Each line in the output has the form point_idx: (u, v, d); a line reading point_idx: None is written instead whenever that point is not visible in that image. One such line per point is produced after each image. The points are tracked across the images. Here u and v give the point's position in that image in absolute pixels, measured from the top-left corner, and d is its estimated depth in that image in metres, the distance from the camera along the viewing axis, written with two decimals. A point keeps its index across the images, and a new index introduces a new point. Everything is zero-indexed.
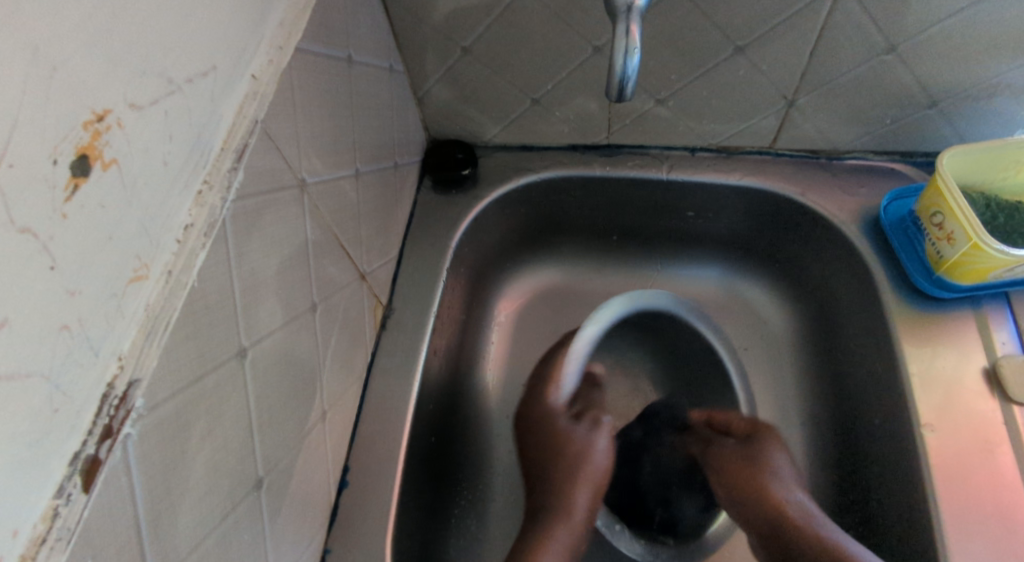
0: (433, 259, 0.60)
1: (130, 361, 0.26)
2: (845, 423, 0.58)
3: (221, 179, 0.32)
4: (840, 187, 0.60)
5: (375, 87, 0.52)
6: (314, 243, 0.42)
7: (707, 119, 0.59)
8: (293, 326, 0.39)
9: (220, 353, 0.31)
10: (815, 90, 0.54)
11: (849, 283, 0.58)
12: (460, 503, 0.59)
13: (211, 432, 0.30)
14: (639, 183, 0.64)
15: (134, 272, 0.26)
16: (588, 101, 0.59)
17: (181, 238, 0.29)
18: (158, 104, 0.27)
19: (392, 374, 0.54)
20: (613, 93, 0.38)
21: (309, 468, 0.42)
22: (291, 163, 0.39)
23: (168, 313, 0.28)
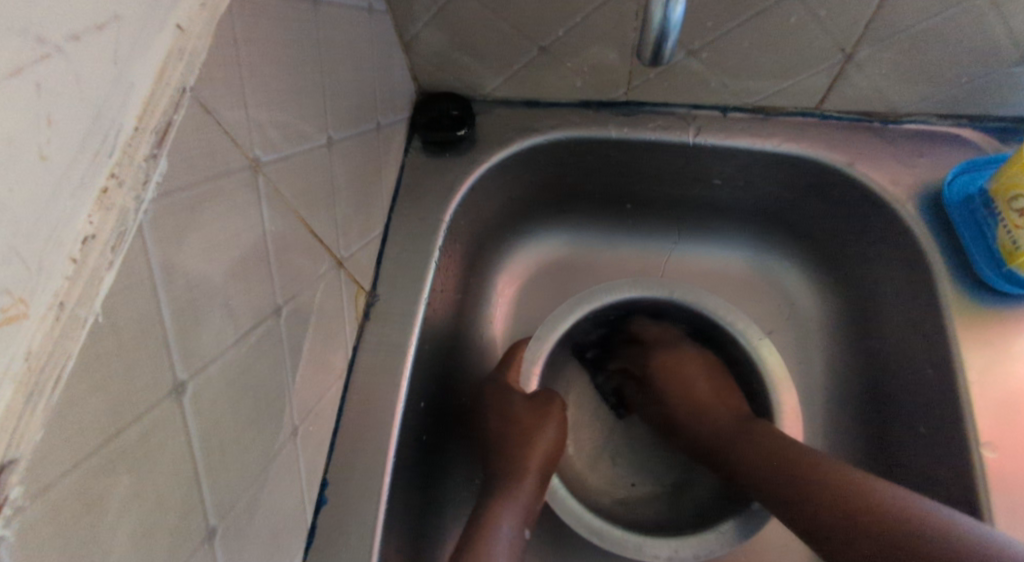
0: (423, 236, 0.53)
1: (4, 434, 0.19)
2: (875, 423, 0.53)
3: (135, 172, 0.24)
4: (894, 157, 0.52)
5: (352, 34, 0.43)
6: (274, 235, 0.35)
7: (746, 74, 0.50)
8: (249, 340, 0.33)
9: (142, 398, 0.25)
10: (879, 42, 0.45)
11: (897, 269, 0.51)
12: (456, 498, 0.54)
13: (136, 497, 0.24)
14: (661, 148, 0.55)
15: (2, 313, 0.19)
16: (607, 51, 0.50)
17: (79, 257, 0.22)
18: (21, 75, 0.20)
19: (377, 372, 0.47)
20: (647, 56, 0.31)
21: (277, 493, 0.37)
22: (239, 139, 0.31)
23: (60, 360, 0.21)
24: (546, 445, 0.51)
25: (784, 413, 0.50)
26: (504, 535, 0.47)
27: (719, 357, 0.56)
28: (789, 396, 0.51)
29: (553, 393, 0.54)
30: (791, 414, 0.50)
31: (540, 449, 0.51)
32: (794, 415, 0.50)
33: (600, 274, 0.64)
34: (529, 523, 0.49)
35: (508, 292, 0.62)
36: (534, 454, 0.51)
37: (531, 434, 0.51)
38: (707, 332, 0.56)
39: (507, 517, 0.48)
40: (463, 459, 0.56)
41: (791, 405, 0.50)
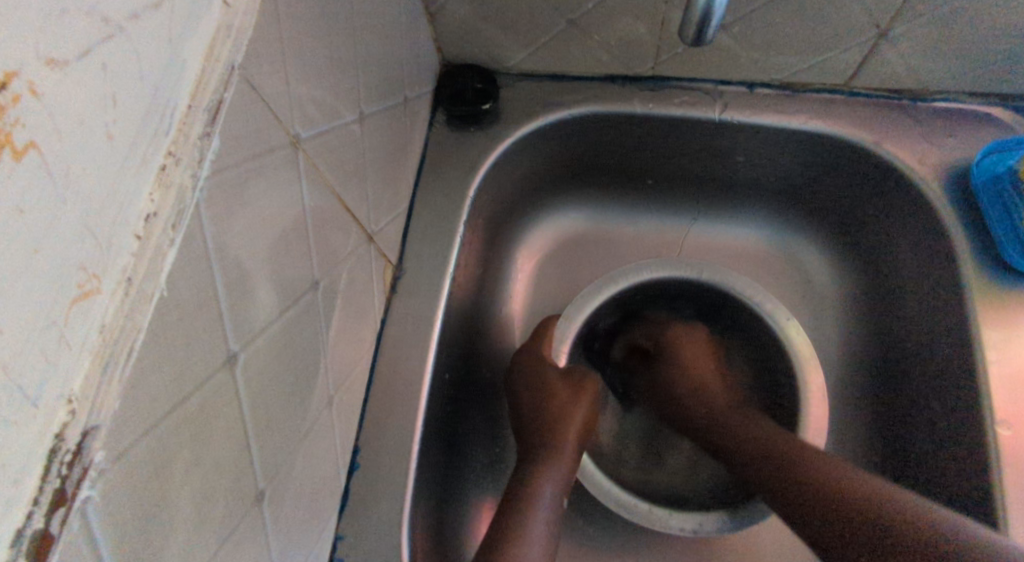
0: (448, 209, 0.53)
1: (85, 403, 0.20)
2: (890, 397, 0.54)
3: (191, 150, 0.24)
4: (922, 136, 0.51)
5: (383, 6, 0.42)
6: (312, 210, 0.35)
7: (776, 49, 0.50)
8: (290, 313, 0.34)
9: (201, 368, 0.26)
10: (915, 18, 0.45)
11: (921, 249, 0.51)
12: (478, 464, 0.56)
13: (196, 461, 0.26)
14: (687, 124, 0.55)
15: (79, 289, 0.20)
16: (636, 24, 0.50)
17: (143, 233, 0.22)
18: (90, 57, 0.20)
19: (404, 344, 0.48)
20: (689, 36, 0.31)
21: (316, 459, 0.38)
22: (280, 115, 0.31)
23: (131, 335, 0.22)
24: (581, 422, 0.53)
25: (812, 400, 0.51)
26: (546, 500, 0.47)
27: (747, 338, 0.57)
28: (816, 378, 0.51)
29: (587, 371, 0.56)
30: (818, 400, 0.51)
31: (576, 423, 0.52)
32: (819, 400, 0.51)
33: (620, 250, 0.64)
34: (568, 489, 0.49)
35: (528, 266, 0.63)
36: (570, 429, 0.52)
37: (569, 410, 0.53)
38: (735, 314, 0.56)
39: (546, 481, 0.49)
40: (484, 427, 0.57)
41: (818, 389, 0.51)
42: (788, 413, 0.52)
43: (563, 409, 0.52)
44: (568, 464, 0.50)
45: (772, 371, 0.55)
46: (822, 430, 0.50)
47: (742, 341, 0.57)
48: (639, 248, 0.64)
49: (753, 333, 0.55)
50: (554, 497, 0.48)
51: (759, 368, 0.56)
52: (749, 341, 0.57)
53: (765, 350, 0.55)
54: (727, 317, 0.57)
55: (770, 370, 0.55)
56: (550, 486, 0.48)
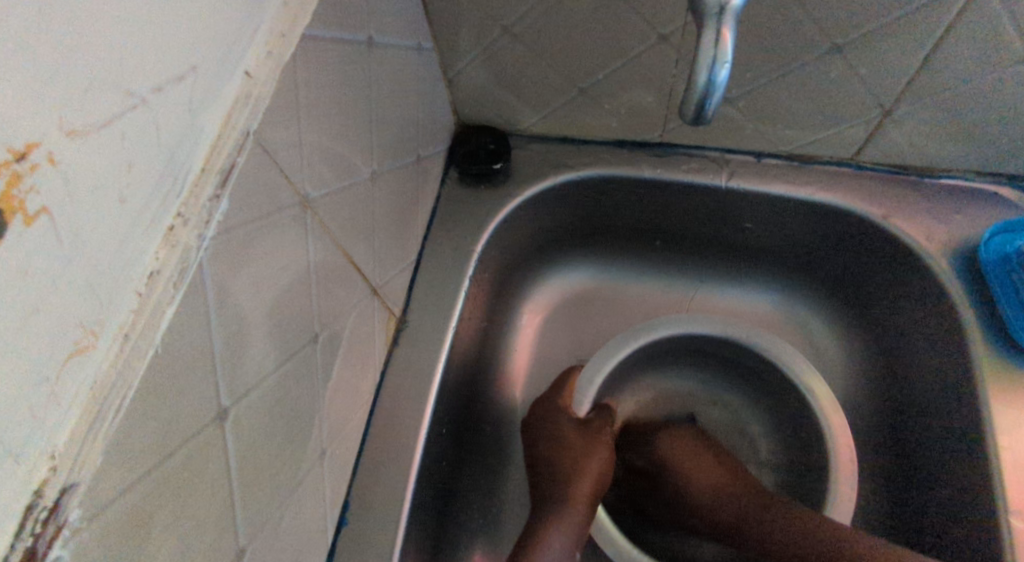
0: (454, 264, 0.54)
1: (68, 460, 0.20)
2: (901, 474, 0.53)
3: (199, 212, 0.25)
4: (930, 212, 0.51)
5: (400, 72, 0.44)
6: (317, 266, 0.36)
7: (783, 123, 0.51)
8: (287, 367, 0.34)
9: (191, 424, 0.26)
10: (919, 99, 0.46)
11: (932, 324, 0.50)
12: (471, 522, 0.54)
13: (175, 519, 0.26)
14: (694, 189, 0.56)
15: (75, 344, 0.21)
16: (644, 95, 0.51)
17: (143, 291, 0.23)
18: (111, 127, 0.21)
19: (402, 397, 0.48)
20: (689, 114, 0.31)
21: (303, 515, 0.38)
22: (292, 177, 0.32)
23: (121, 392, 0.22)
24: (594, 470, 0.52)
25: (839, 440, 0.50)
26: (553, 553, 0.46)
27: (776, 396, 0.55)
28: (841, 427, 0.50)
29: (605, 422, 0.55)
30: (845, 445, 0.50)
31: (590, 474, 0.51)
32: (849, 449, 0.50)
33: (625, 307, 0.64)
34: (579, 545, 0.48)
35: (534, 322, 0.63)
36: (583, 481, 0.51)
37: (581, 457, 0.52)
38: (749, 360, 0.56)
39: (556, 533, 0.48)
40: (481, 481, 0.56)
41: (847, 445, 0.49)
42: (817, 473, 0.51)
43: (577, 458, 0.52)
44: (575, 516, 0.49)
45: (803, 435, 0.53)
46: (852, 474, 0.48)
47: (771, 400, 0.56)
48: (645, 306, 0.64)
49: (781, 392, 0.55)
50: (561, 550, 0.47)
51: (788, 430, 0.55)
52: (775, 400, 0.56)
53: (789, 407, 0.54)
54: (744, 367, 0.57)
55: (799, 432, 0.54)
56: (559, 537, 0.47)
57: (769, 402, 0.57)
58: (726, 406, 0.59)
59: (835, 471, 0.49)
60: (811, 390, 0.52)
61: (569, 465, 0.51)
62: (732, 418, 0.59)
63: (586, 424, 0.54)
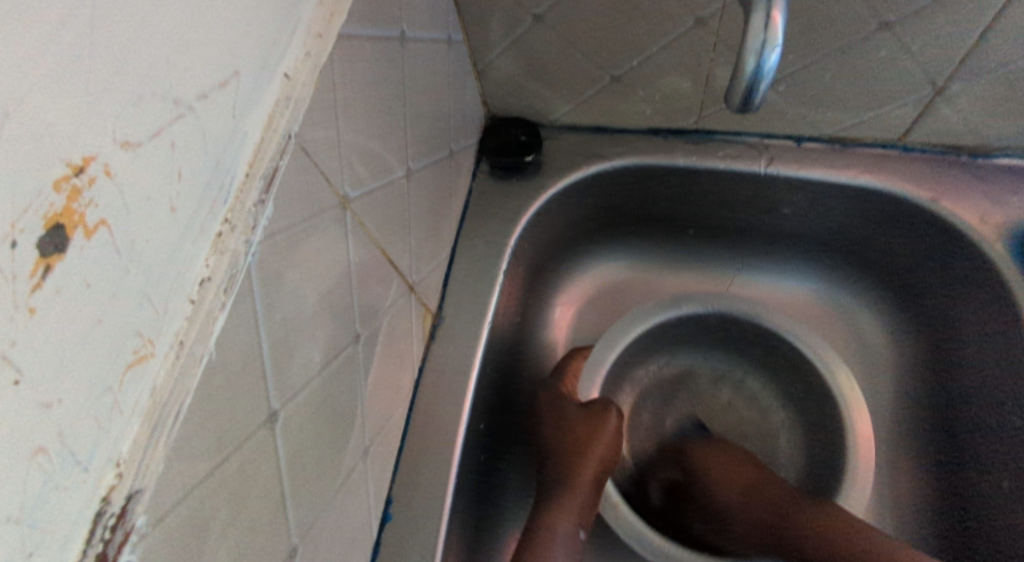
0: (488, 258, 0.53)
1: (132, 467, 0.21)
2: (949, 460, 0.52)
3: (246, 217, 0.25)
4: (984, 194, 0.49)
5: (432, 67, 0.44)
6: (357, 266, 0.36)
7: (824, 105, 0.49)
8: (331, 368, 0.34)
9: (244, 429, 0.26)
10: (974, 77, 0.43)
11: (986, 310, 0.49)
12: (509, 525, 0.54)
13: (232, 522, 0.26)
14: (730, 176, 0.54)
15: (134, 353, 0.21)
16: (680, 81, 0.50)
17: (196, 298, 0.23)
18: (162, 135, 0.21)
19: (440, 393, 0.48)
20: (735, 102, 0.30)
21: (348, 512, 0.38)
22: (331, 177, 0.32)
23: (179, 398, 0.22)
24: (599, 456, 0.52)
25: (856, 421, 0.50)
26: (560, 538, 0.49)
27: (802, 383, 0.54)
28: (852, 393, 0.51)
29: (610, 401, 0.54)
30: (860, 415, 0.50)
31: (595, 458, 0.52)
32: (860, 407, 0.50)
33: (659, 296, 0.63)
34: (584, 524, 0.50)
35: (567, 314, 0.62)
36: (587, 465, 0.52)
37: (591, 438, 0.53)
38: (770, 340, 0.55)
39: (563, 519, 0.50)
40: (513, 507, 0.55)
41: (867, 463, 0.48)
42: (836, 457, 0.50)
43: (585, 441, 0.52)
44: (584, 501, 0.51)
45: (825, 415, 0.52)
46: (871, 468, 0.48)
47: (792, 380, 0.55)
48: (679, 296, 0.63)
49: (809, 382, 0.53)
50: (567, 534, 0.49)
51: (808, 407, 0.54)
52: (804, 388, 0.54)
53: (815, 394, 0.53)
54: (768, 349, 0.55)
55: (819, 415, 0.53)
56: (563, 524, 0.49)
57: (785, 385, 0.56)
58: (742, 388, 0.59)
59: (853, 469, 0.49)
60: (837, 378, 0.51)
61: (577, 450, 0.52)
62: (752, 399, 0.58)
63: (587, 404, 0.54)
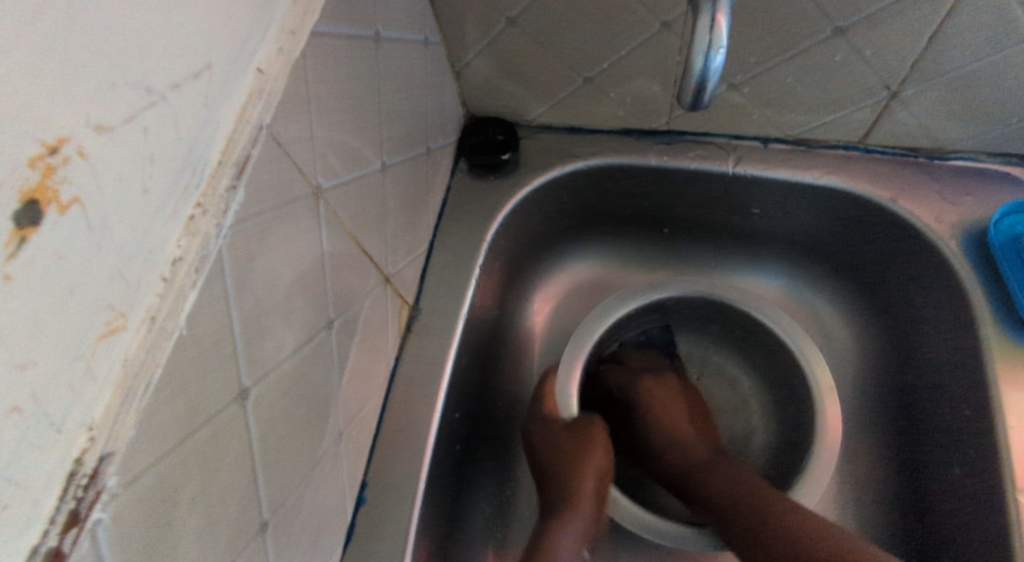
0: (465, 253, 0.55)
1: (103, 431, 0.22)
2: (908, 452, 0.54)
3: (218, 202, 0.27)
4: (940, 194, 0.51)
5: (408, 66, 0.46)
6: (330, 254, 0.38)
7: (787, 107, 0.51)
8: (303, 352, 0.35)
9: (215, 403, 0.28)
10: (925, 81, 0.45)
11: (942, 307, 0.51)
12: (483, 512, 0.55)
13: (203, 491, 0.27)
14: (701, 176, 0.56)
15: (106, 325, 0.22)
16: (650, 83, 0.52)
17: (168, 276, 0.25)
18: (134, 122, 0.22)
19: (415, 382, 0.50)
20: (687, 99, 0.32)
21: (321, 493, 0.39)
22: (304, 168, 0.34)
23: (150, 369, 0.24)
24: (596, 469, 0.51)
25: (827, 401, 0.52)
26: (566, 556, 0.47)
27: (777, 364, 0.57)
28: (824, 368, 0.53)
29: (593, 418, 0.54)
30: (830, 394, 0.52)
31: (592, 473, 0.50)
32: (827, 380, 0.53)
33: None
34: (589, 541, 0.48)
35: (543, 309, 0.64)
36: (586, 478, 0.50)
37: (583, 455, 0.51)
38: (740, 320, 0.58)
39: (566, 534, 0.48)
40: (490, 496, 0.56)
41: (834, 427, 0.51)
42: (805, 430, 0.53)
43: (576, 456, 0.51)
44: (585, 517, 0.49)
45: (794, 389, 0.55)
46: (836, 444, 0.50)
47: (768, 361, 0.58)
48: None
49: (778, 357, 0.56)
50: (572, 550, 0.47)
51: (775, 376, 0.58)
52: (772, 362, 0.57)
53: (784, 369, 0.56)
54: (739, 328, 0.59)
55: (788, 388, 0.56)
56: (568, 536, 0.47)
57: (758, 364, 0.59)
58: (713, 362, 0.62)
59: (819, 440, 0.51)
60: (803, 351, 0.54)
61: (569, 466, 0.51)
62: (726, 371, 0.62)
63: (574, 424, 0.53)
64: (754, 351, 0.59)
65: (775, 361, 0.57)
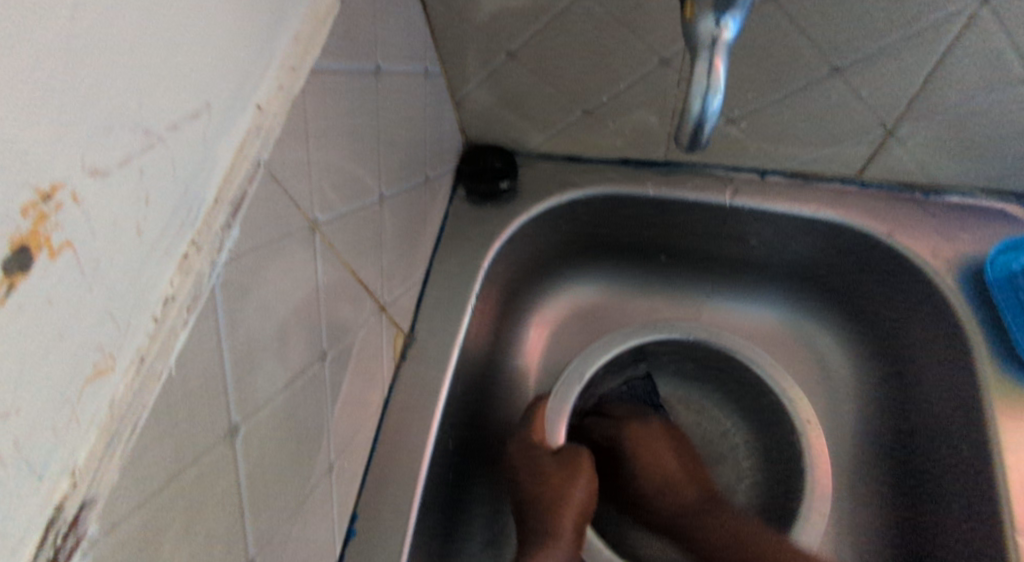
0: (461, 280, 0.55)
1: (86, 476, 0.22)
2: (904, 489, 0.53)
3: (211, 240, 0.27)
4: (935, 229, 0.51)
5: (408, 98, 0.46)
6: (325, 286, 0.37)
7: (784, 142, 0.51)
8: (296, 385, 0.35)
9: (202, 442, 0.27)
10: (921, 119, 0.46)
11: (939, 342, 0.50)
12: (476, 544, 0.54)
13: (187, 532, 0.27)
14: (698, 207, 0.57)
15: (94, 367, 0.22)
16: (647, 115, 0.52)
17: (158, 315, 0.25)
18: (130, 164, 0.22)
19: (409, 412, 0.49)
20: (684, 140, 0.32)
21: (310, 527, 0.39)
22: (301, 202, 0.34)
23: (137, 412, 0.23)
24: (578, 503, 0.51)
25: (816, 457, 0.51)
26: None
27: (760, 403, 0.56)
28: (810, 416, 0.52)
29: (580, 447, 0.54)
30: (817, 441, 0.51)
31: (572, 508, 0.50)
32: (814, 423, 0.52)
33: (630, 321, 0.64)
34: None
35: (540, 336, 0.64)
36: (567, 517, 0.50)
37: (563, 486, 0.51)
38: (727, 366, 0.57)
39: None
40: (477, 543, 0.54)
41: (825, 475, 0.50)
42: (794, 483, 0.52)
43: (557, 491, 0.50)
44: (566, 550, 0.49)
45: (783, 437, 0.54)
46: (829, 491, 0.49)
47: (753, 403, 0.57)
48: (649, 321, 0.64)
49: (764, 401, 0.55)
50: None
51: (761, 420, 0.57)
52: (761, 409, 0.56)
53: (772, 416, 0.55)
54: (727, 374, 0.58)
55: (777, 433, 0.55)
56: None
57: (745, 408, 0.58)
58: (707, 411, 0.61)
59: (813, 476, 0.50)
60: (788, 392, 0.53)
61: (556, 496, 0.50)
62: (717, 420, 0.60)
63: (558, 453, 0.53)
64: (742, 397, 0.58)
65: (762, 410, 0.56)
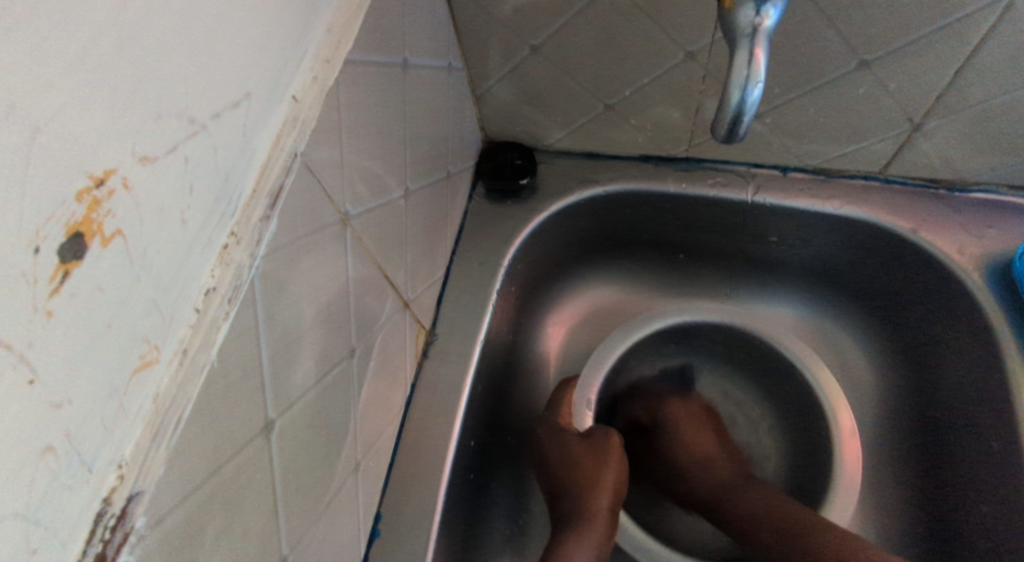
0: (481, 277, 0.55)
1: (133, 469, 0.21)
2: (929, 488, 0.52)
3: (251, 230, 0.26)
4: (960, 226, 0.51)
5: (432, 92, 0.46)
6: (355, 281, 0.37)
7: (808, 138, 0.51)
8: (326, 381, 0.35)
9: (241, 437, 0.27)
10: (948, 114, 0.46)
11: (965, 340, 0.50)
12: (496, 543, 0.54)
13: (226, 527, 0.27)
14: (719, 204, 0.56)
15: (140, 359, 0.22)
16: (670, 111, 0.52)
17: (201, 307, 0.24)
18: (177, 152, 0.22)
19: (432, 409, 0.49)
20: (722, 132, 0.31)
21: (337, 524, 0.38)
22: (333, 196, 0.33)
23: (181, 405, 0.23)
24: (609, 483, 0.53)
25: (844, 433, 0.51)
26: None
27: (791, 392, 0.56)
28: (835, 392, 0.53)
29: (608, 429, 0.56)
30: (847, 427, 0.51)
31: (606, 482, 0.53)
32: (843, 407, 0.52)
33: None
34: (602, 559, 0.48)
35: (558, 334, 0.63)
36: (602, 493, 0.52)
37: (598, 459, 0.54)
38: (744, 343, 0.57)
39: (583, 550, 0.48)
40: (503, 528, 0.55)
41: (853, 445, 0.51)
42: (820, 461, 0.52)
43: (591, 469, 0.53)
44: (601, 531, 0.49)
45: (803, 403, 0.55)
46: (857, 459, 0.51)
47: (772, 393, 0.58)
48: None
49: (784, 378, 0.56)
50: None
51: (779, 391, 0.57)
52: (781, 388, 0.57)
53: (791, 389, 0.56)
54: (751, 359, 0.58)
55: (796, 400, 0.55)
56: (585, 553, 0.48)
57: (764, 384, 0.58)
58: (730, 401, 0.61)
59: (840, 455, 0.51)
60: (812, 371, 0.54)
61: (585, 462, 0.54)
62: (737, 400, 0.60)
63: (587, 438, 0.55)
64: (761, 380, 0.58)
65: (783, 384, 0.56)
